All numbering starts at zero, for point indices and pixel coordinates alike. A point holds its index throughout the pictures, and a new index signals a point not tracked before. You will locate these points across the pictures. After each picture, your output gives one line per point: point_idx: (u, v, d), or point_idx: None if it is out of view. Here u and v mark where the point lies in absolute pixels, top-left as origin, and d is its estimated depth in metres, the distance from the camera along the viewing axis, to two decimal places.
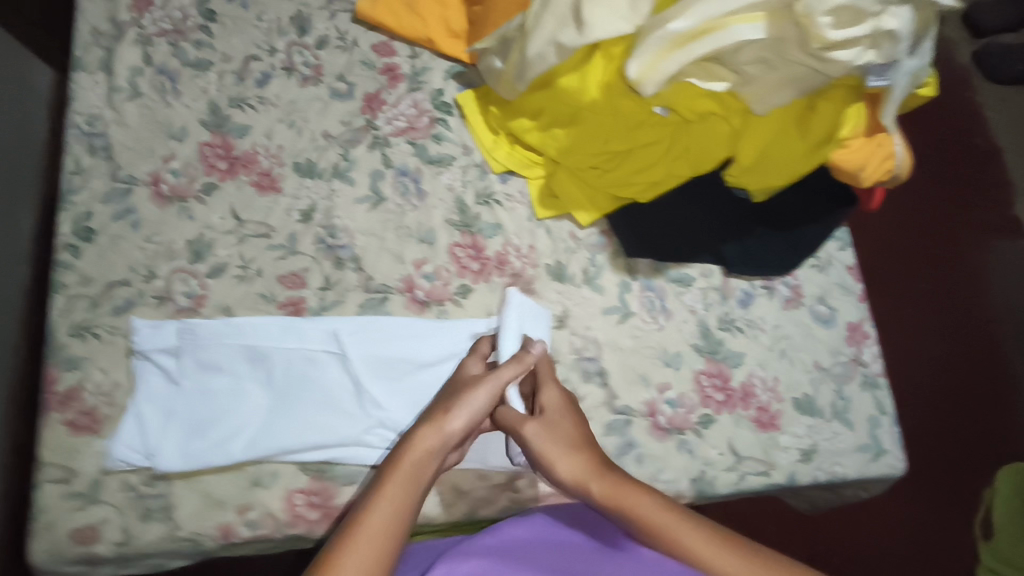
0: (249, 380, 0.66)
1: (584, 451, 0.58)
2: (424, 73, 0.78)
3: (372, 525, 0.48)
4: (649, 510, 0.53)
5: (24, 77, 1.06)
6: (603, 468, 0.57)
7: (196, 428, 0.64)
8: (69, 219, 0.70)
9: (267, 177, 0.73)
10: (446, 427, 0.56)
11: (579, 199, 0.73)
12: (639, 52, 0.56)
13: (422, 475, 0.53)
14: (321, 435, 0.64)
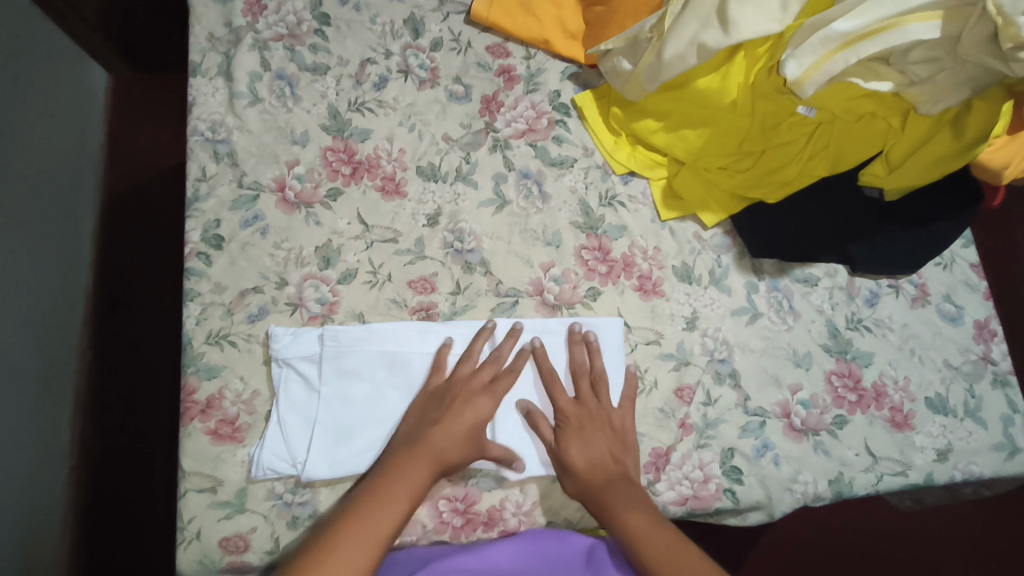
0: (393, 386, 0.66)
1: (587, 450, 0.62)
2: (540, 73, 0.78)
3: (358, 519, 0.53)
4: (634, 521, 0.57)
5: (87, 79, 1.17)
6: (606, 473, 0.61)
7: (342, 435, 0.64)
8: (198, 227, 0.69)
9: (391, 182, 0.73)
10: (441, 431, 0.60)
11: (705, 200, 0.73)
12: (802, 52, 0.57)
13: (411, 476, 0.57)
14: None
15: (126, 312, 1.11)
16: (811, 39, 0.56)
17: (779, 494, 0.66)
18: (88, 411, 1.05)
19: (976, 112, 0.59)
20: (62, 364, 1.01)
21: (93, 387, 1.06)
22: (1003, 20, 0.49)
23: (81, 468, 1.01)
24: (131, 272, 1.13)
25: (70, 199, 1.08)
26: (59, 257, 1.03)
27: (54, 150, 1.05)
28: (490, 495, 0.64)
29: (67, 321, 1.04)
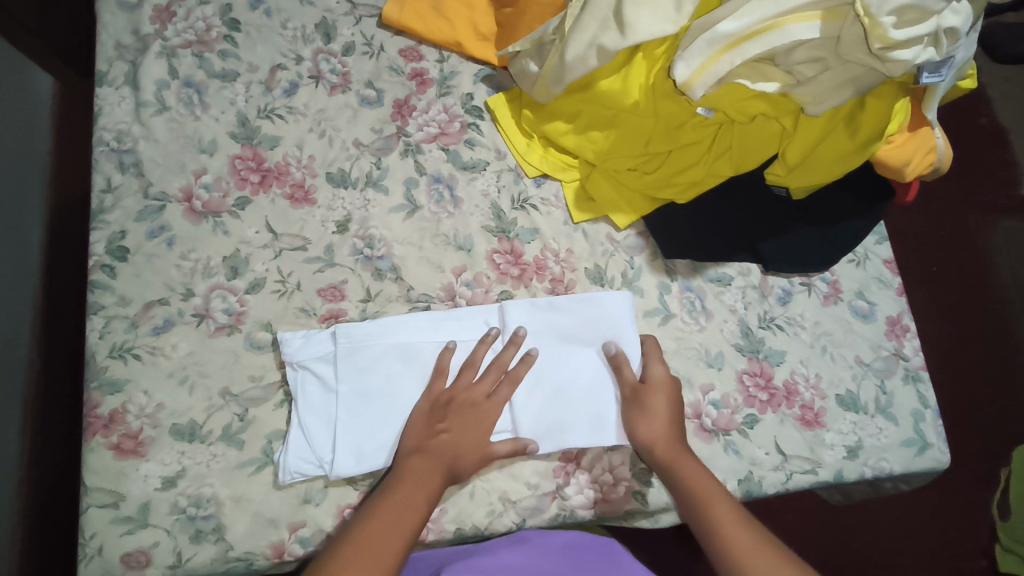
0: (408, 377, 0.66)
1: (658, 405, 0.64)
2: (453, 76, 0.77)
3: (391, 501, 0.56)
4: (697, 480, 0.60)
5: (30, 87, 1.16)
6: (673, 440, 0.62)
7: (364, 433, 0.64)
8: (102, 239, 0.69)
9: (300, 189, 0.72)
10: (465, 433, 0.62)
11: (616, 202, 0.72)
12: (687, 54, 0.56)
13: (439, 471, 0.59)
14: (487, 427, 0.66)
15: (61, 321, 1.09)
16: (697, 40, 0.56)
17: None
18: (37, 420, 1.02)
19: (868, 111, 0.59)
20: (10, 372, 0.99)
21: (41, 396, 1.03)
22: (870, 20, 0.49)
23: (34, 479, 0.99)
24: (68, 279, 1.11)
25: (14, 210, 1.06)
26: (4, 265, 1.02)
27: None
28: None
29: (12, 331, 1.01)
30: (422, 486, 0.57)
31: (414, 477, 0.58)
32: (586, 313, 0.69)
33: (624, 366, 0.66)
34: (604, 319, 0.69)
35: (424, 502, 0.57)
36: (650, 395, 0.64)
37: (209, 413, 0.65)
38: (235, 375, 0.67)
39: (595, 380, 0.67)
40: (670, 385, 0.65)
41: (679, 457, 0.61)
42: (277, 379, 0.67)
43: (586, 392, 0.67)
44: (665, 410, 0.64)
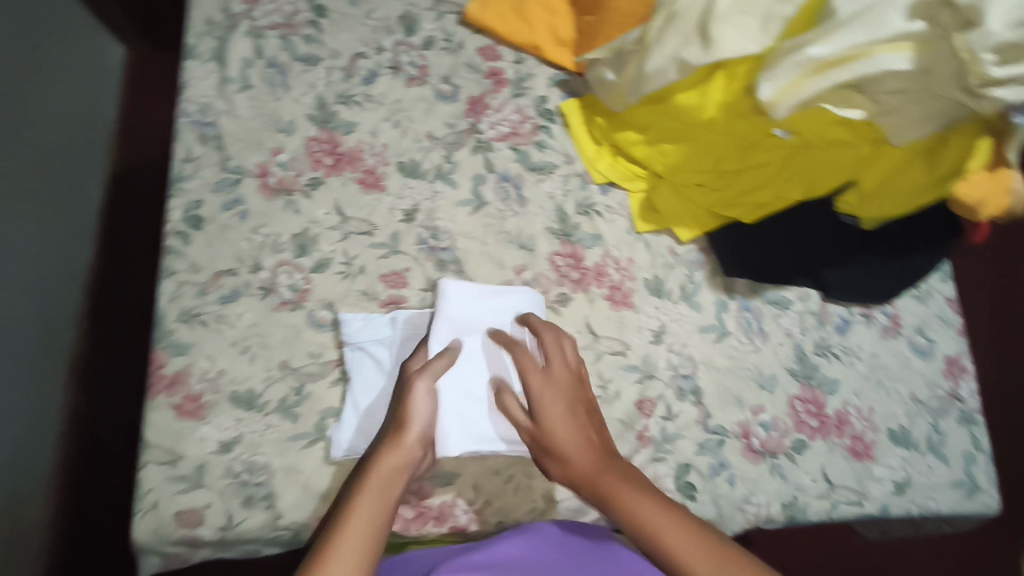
0: None
1: (558, 437, 0.60)
2: (529, 78, 0.78)
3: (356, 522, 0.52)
4: (628, 505, 0.55)
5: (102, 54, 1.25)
6: (589, 469, 0.58)
7: None
8: (179, 207, 0.71)
9: (371, 175, 0.73)
10: (402, 442, 0.58)
11: (681, 216, 0.73)
12: (773, 75, 0.56)
13: (391, 487, 0.55)
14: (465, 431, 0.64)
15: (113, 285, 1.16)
16: (785, 61, 0.56)
17: (731, 513, 0.66)
18: (81, 378, 1.08)
19: (952, 147, 0.58)
20: (60, 329, 1.05)
21: (87, 354, 1.10)
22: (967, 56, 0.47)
23: (72, 434, 1.05)
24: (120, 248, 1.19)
25: (79, 167, 1.15)
26: (69, 219, 1.10)
27: (70, 121, 1.11)
28: (443, 491, 0.65)
29: (69, 289, 1.08)
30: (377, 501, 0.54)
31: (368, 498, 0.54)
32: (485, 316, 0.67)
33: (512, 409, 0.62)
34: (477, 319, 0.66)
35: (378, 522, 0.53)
36: (549, 426, 0.60)
37: (268, 384, 0.67)
38: (296, 350, 0.68)
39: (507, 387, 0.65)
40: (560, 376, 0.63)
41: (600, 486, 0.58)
42: (334, 357, 0.69)
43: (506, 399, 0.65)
44: (576, 425, 0.61)
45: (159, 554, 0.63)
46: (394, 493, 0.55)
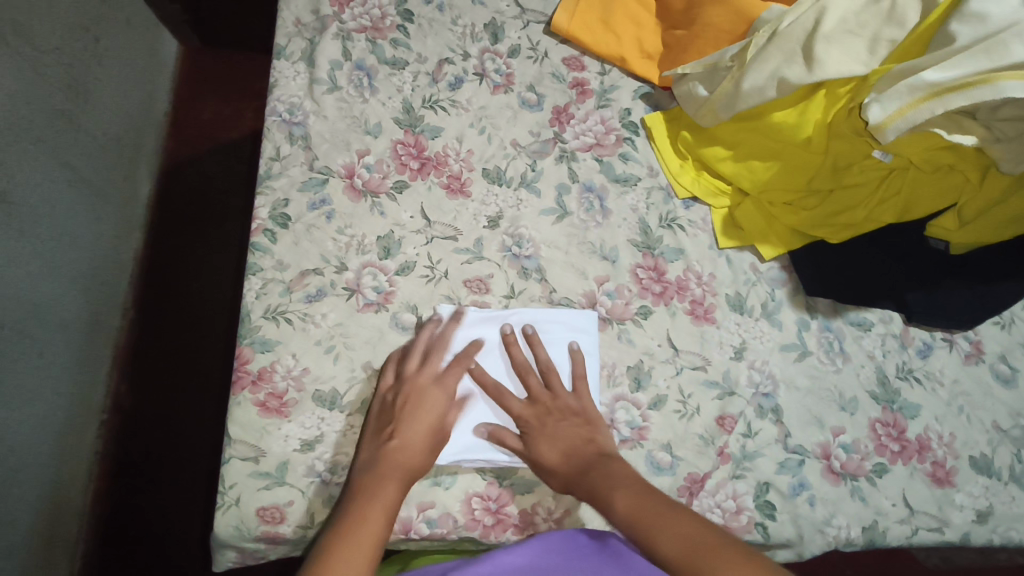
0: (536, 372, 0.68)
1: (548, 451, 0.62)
2: (613, 90, 0.79)
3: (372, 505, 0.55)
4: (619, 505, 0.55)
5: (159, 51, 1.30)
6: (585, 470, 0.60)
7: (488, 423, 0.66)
8: (267, 205, 0.71)
9: (457, 180, 0.74)
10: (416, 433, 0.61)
11: (764, 232, 0.73)
12: (886, 98, 0.57)
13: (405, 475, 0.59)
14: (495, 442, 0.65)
15: (156, 279, 1.21)
16: (899, 86, 0.57)
17: (811, 535, 0.65)
18: (124, 368, 1.14)
19: None
20: (107, 318, 1.11)
21: (133, 345, 1.16)
22: None
23: (113, 421, 1.10)
24: (172, 245, 1.24)
25: (131, 159, 1.20)
26: (116, 215, 1.15)
27: (122, 114, 1.16)
28: (523, 498, 0.65)
29: (115, 279, 1.14)
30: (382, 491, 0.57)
31: (373, 489, 0.57)
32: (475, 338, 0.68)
33: (506, 439, 0.63)
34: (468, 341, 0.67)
35: (385, 513, 0.56)
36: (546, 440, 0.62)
37: (350, 384, 0.67)
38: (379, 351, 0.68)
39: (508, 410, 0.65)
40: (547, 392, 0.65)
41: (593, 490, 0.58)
42: None
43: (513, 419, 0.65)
44: (572, 438, 0.62)
45: (238, 549, 0.63)
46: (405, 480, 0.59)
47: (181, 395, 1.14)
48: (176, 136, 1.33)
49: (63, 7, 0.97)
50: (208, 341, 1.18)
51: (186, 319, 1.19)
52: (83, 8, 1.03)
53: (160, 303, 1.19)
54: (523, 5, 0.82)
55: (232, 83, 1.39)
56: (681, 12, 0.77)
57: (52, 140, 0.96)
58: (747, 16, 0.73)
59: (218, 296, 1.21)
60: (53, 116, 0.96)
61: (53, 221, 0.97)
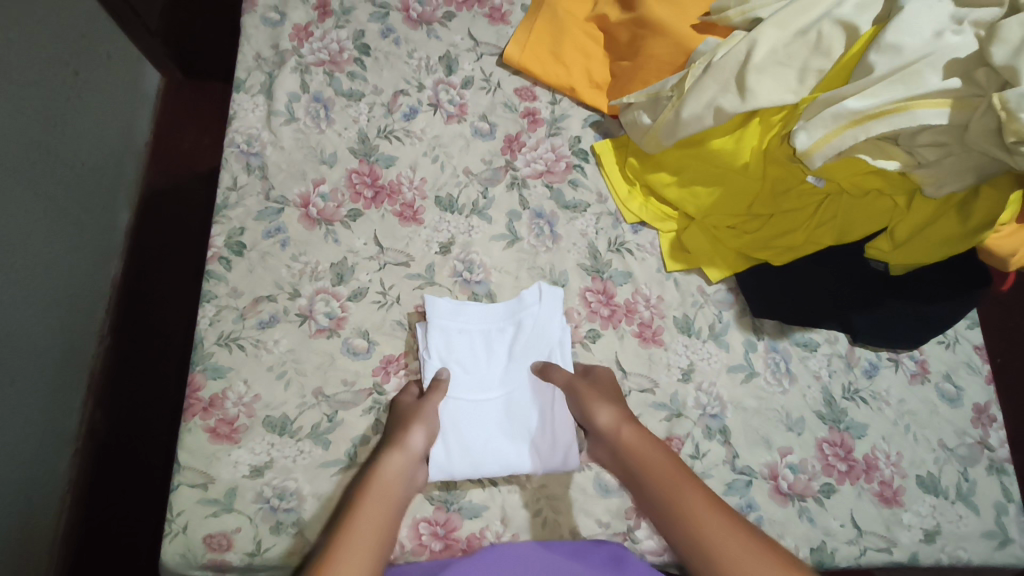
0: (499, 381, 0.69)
1: (612, 390, 0.66)
2: (563, 119, 0.81)
3: (372, 514, 0.55)
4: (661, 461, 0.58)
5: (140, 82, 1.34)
6: (631, 425, 0.63)
7: (458, 427, 0.66)
8: (221, 233, 0.73)
9: (410, 209, 0.76)
10: (406, 444, 0.61)
11: (710, 255, 0.75)
12: (812, 125, 0.59)
13: (394, 491, 0.58)
14: (474, 454, 0.65)
15: (132, 308, 1.22)
16: (823, 113, 0.58)
17: None
18: (99, 395, 1.14)
19: (983, 199, 0.58)
20: (82, 346, 1.12)
21: (106, 374, 1.16)
22: (1006, 113, 0.49)
23: (85, 449, 1.09)
24: (145, 274, 1.26)
25: (109, 189, 1.22)
26: (94, 244, 1.17)
27: (100, 145, 1.19)
28: (470, 523, 0.64)
29: (92, 307, 1.15)
30: (374, 529, 0.54)
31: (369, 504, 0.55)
32: (446, 346, 0.69)
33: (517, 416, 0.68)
34: (439, 346, 0.69)
35: (379, 524, 0.54)
36: (606, 384, 0.67)
37: (301, 410, 0.68)
38: (329, 377, 0.69)
39: (475, 415, 0.67)
40: (627, 422, 0.63)
41: (643, 443, 0.61)
42: (368, 386, 0.70)
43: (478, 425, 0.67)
44: (621, 400, 0.66)
45: None
46: (396, 499, 0.57)
47: (158, 423, 1.14)
48: (154, 165, 1.36)
49: (38, 41, 1.00)
50: (180, 369, 1.19)
51: (156, 348, 1.20)
52: (62, 42, 1.07)
53: (132, 332, 1.21)
54: (478, 38, 0.84)
55: (210, 113, 1.43)
56: (628, 45, 0.79)
57: (29, 171, 0.99)
58: (686, 49, 0.74)
59: (186, 322, 1.23)
60: (30, 147, 0.99)
61: (29, 250, 0.99)
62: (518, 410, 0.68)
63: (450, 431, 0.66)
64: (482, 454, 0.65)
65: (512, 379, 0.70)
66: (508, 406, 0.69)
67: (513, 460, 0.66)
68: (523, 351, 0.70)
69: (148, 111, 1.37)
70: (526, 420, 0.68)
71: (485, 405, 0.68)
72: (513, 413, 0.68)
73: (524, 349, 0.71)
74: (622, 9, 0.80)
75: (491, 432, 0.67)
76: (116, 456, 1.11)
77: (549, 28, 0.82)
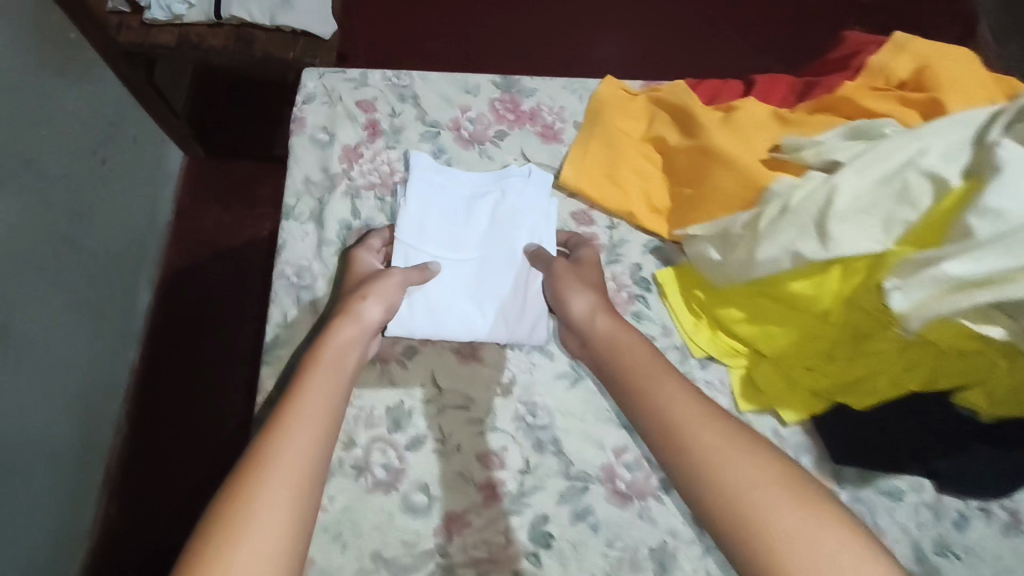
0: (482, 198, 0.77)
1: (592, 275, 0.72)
2: (622, 245, 0.78)
3: (325, 359, 0.61)
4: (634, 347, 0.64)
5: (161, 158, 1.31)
6: (604, 307, 0.69)
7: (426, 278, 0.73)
8: (273, 375, 0.70)
9: (468, 345, 0.73)
10: (362, 316, 0.66)
11: (785, 395, 0.71)
12: (906, 285, 0.57)
13: (346, 355, 0.63)
14: (434, 312, 0.72)
15: (151, 395, 1.21)
16: (920, 275, 0.56)
17: None
18: (118, 486, 1.14)
19: None
20: (99, 440, 1.11)
21: (124, 464, 1.16)
22: None
23: (100, 545, 1.09)
24: (181, 374, 1.23)
25: (128, 276, 1.20)
26: (113, 333, 1.15)
27: (120, 232, 1.17)
28: None
29: (109, 398, 1.14)
30: (330, 385, 0.59)
31: (325, 360, 0.61)
32: (429, 178, 0.77)
33: (486, 276, 0.74)
34: (423, 192, 0.76)
35: (333, 379, 0.60)
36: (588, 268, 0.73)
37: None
38: (388, 538, 0.65)
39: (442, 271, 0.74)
40: (599, 310, 0.68)
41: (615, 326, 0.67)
42: (431, 548, 0.65)
43: (444, 286, 0.73)
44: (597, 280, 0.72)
45: None
46: (348, 356, 0.63)
47: (173, 511, 1.13)
48: (177, 245, 1.33)
49: (65, 137, 1.01)
50: (203, 453, 1.18)
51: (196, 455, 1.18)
52: (87, 135, 1.07)
53: (168, 436, 1.18)
54: (531, 157, 0.82)
55: (235, 191, 1.39)
56: (687, 168, 0.76)
57: (48, 270, 0.97)
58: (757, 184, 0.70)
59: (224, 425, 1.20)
60: (54, 239, 0.98)
61: (44, 354, 0.96)
62: (483, 276, 0.74)
63: (421, 264, 0.74)
64: (443, 318, 0.72)
65: (487, 229, 0.76)
66: (483, 249, 0.75)
67: (476, 327, 0.72)
68: (507, 206, 0.77)
69: (172, 192, 1.36)
70: (496, 292, 0.74)
71: (463, 251, 0.75)
72: (486, 266, 0.75)
73: (507, 207, 0.77)
74: (681, 134, 0.78)
75: (461, 287, 0.74)
76: (143, 567, 1.09)
77: (604, 150, 0.79)
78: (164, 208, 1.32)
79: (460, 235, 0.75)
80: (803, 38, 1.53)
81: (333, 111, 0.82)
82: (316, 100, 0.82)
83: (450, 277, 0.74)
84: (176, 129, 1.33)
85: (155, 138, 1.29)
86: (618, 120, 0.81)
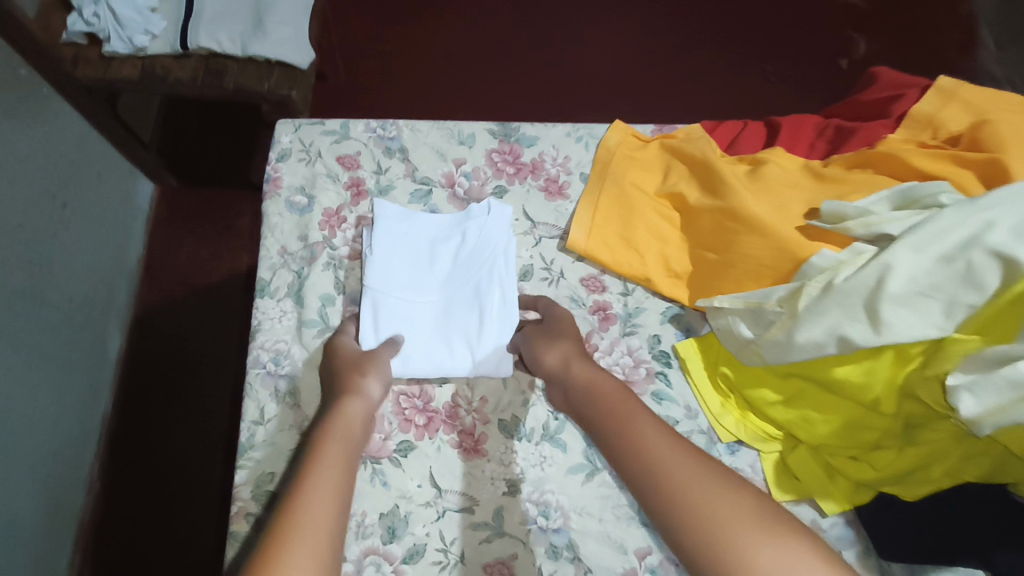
0: (440, 238, 0.71)
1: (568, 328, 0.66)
2: (639, 313, 0.71)
3: (336, 428, 0.56)
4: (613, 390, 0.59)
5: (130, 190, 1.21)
6: (580, 357, 0.63)
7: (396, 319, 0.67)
8: (249, 482, 0.61)
9: (470, 437, 0.64)
10: (365, 392, 0.60)
11: (825, 485, 0.63)
12: (978, 390, 0.50)
13: (355, 428, 0.57)
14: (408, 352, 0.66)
15: (123, 450, 1.09)
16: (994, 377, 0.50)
17: None
18: (93, 551, 1.02)
19: None
20: (70, 502, 1.00)
21: (98, 526, 1.04)
22: None
23: None
24: (161, 425, 1.11)
25: (98, 321, 1.09)
26: (83, 383, 1.04)
27: (87, 272, 1.06)
28: None
29: (80, 452, 1.03)
30: (344, 457, 0.54)
31: (337, 429, 0.56)
32: (389, 214, 0.70)
33: (453, 316, 0.68)
34: (394, 235, 0.70)
35: (347, 449, 0.55)
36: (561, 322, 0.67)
37: None
38: None
39: (407, 313, 0.67)
40: (573, 357, 0.62)
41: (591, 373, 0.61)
42: None
43: (412, 326, 0.67)
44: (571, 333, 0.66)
45: None
46: (357, 432, 0.57)
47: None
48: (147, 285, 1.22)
49: (20, 181, 0.90)
50: (186, 510, 1.05)
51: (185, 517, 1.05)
52: (50, 173, 0.97)
53: (150, 496, 1.06)
54: (533, 217, 0.74)
55: (208, 224, 1.27)
56: (710, 231, 0.68)
57: (11, 324, 0.87)
58: (792, 253, 0.63)
59: (213, 480, 1.08)
60: (13, 296, 0.88)
61: (9, 414, 0.85)
62: (450, 316, 0.68)
63: (387, 295, 0.67)
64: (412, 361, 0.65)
65: (448, 270, 0.70)
66: (445, 287, 0.69)
67: (447, 363, 0.66)
68: (466, 247, 0.70)
69: (142, 226, 1.25)
70: (464, 328, 0.67)
71: (424, 284, 0.69)
72: (450, 305, 0.68)
73: (469, 247, 0.70)
74: (700, 189, 0.70)
75: (424, 313, 0.68)
76: None
77: (616, 206, 0.71)
78: (133, 245, 1.21)
79: (423, 274, 0.69)
80: (803, 50, 1.45)
81: (312, 170, 0.73)
82: (291, 157, 0.74)
83: (416, 317, 0.67)
84: (146, 160, 1.22)
85: (122, 168, 1.18)
86: (629, 171, 0.73)
